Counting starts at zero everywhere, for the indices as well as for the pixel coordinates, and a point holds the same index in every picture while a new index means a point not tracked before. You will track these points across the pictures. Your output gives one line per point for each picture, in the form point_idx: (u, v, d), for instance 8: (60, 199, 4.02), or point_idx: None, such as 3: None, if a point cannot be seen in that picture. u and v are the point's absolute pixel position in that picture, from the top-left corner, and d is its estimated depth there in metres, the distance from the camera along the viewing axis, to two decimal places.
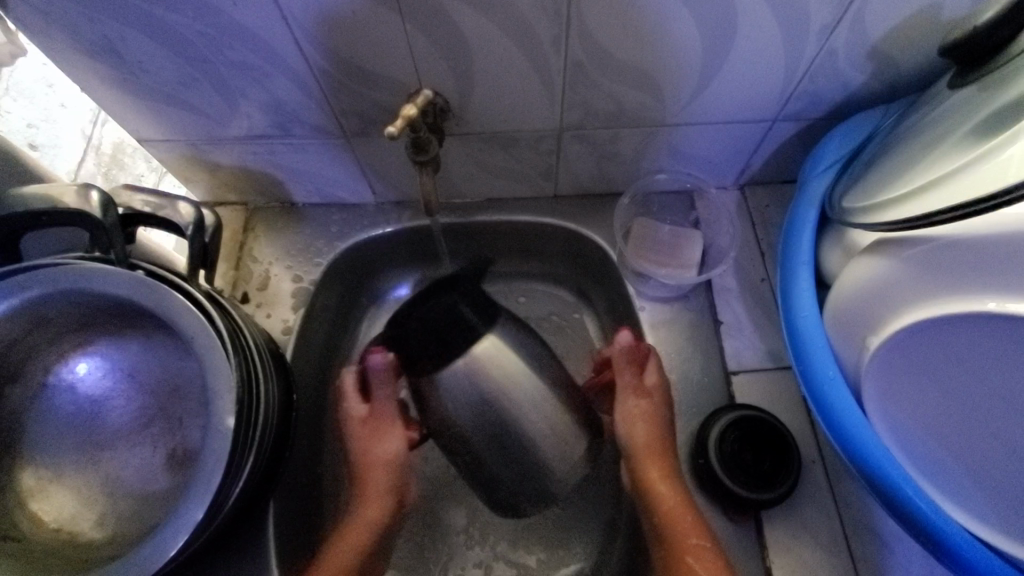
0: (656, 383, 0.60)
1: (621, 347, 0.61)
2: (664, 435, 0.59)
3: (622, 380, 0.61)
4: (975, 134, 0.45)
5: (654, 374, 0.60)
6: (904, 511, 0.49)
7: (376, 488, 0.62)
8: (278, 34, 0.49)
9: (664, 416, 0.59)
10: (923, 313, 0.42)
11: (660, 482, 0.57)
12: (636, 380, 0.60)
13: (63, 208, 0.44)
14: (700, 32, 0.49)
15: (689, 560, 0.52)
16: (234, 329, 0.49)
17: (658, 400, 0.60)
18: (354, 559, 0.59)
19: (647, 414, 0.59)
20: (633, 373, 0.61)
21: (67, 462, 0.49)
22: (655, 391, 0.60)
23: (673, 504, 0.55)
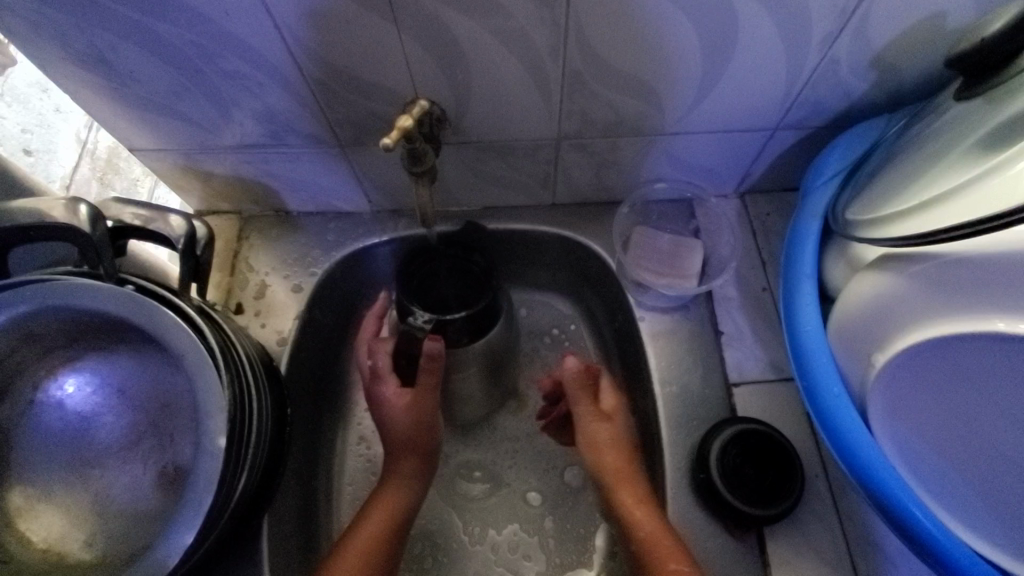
0: (612, 407, 0.63)
1: (573, 374, 0.63)
2: (628, 459, 0.59)
3: (580, 408, 0.62)
4: (980, 149, 0.44)
5: (609, 400, 0.63)
6: (911, 533, 0.48)
7: (409, 467, 0.62)
8: (271, 43, 0.48)
9: (625, 441, 0.61)
10: (932, 332, 0.42)
11: (637, 505, 0.55)
12: (593, 406, 0.62)
13: (50, 223, 0.43)
14: (699, 40, 0.48)
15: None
16: (226, 344, 0.48)
17: (617, 422, 0.62)
18: (382, 536, 0.57)
19: (610, 438, 0.60)
20: (589, 400, 0.63)
21: (55, 481, 0.48)
22: (613, 415, 0.62)
23: (653, 530, 0.53)
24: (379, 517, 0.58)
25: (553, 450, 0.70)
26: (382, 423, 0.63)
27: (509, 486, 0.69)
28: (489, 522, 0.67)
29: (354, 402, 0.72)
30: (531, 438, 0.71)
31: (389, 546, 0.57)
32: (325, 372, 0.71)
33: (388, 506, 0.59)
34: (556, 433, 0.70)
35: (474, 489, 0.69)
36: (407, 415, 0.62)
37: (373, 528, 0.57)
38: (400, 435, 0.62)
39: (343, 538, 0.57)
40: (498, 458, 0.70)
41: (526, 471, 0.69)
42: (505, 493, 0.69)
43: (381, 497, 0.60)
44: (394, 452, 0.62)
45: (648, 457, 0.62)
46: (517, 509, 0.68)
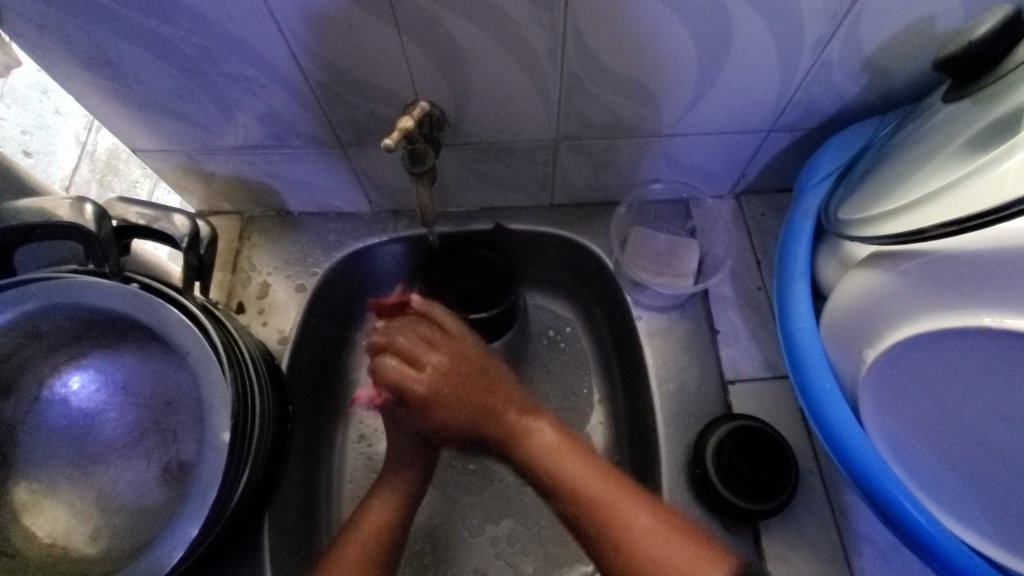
0: (435, 367, 0.60)
1: (392, 361, 0.61)
2: (489, 394, 0.61)
3: (414, 382, 0.60)
4: (968, 149, 0.45)
5: (422, 375, 0.60)
6: (902, 526, 0.49)
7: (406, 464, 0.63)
8: (275, 46, 0.49)
9: (475, 378, 0.61)
10: (923, 328, 0.43)
11: (558, 443, 0.58)
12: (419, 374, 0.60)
13: (57, 222, 0.44)
14: (695, 42, 0.49)
15: (644, 520, 0.51)
16: (229, 342, 0.49)
17: (452, 375, 0.60)
18: (385, 524, 0.59)
19: (461, 411, 0.60)
20: (412, 373, 0.60)
21: (60, 477, 0.49)
22: (447, 372, 0.60)
23: (574, 464, 0.56)
24: (377, 513, 0.59)
25: None
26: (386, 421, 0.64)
27: (503, 483, 0.69)
28: (485, 519, 0.68)
29: (353, 400, 0.73)
30: None
31: (393, 535, 0.59)
32: (324, 370, 0.71)
33: (390, 496, 0.61)
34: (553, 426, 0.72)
35: (468, 485, 0.70)
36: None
37: (373, 524, 0.58)
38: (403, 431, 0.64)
39: (346, 530, 0.58)
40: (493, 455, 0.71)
41: None
42: (499, 488, 0.69)
43: (381, 493, 0.61)
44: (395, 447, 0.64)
45: (645, 455, 0.63)
46: (512, 505, 0.68)
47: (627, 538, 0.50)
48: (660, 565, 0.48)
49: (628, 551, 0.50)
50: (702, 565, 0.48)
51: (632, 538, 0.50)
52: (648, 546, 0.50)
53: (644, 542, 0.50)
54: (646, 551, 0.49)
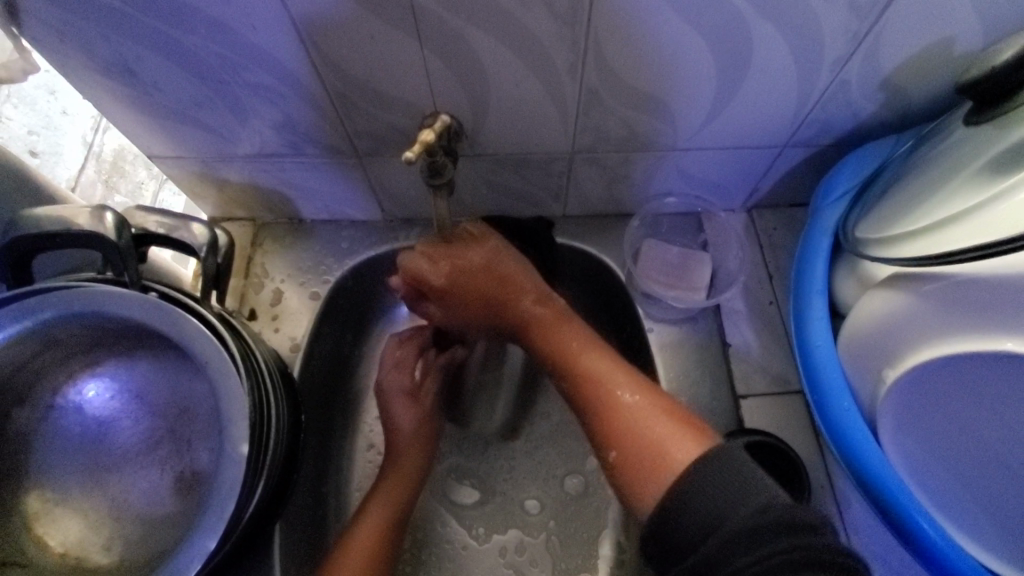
0: (451, 265, 0.60)
1: (420, 262, 0.59)
2: (501, 295, 0.60)
3: (426, 270, 0.60)
4: (987, 174, 0.45)
5: (449, 270, 0.60)
6: (918, 545, 0.49)
7: (401, 467, 0.63)
8: (295, 56, 0.49)
9: (496, 283, 0.60)
10: (945, 351, 0.43)
11: (563, 330, 0.59)
12: (446, 253, 0.59)
13: (77, 231, 0.44)
14: (716, 59, 0.49)
15: (628, 398, 0.52)
16: (246, 352, 0.49)
17: (474, 267, 0.60)
18: (380, 530, 0.59)
19: (472, 311, 0.62)
20: (430, 263, 0.60)
21: (73, 486, 0.48)
22: (463, 266, 0.60)
23: (575, 348, 0.57)
24: (380, 507, 0.60)
25: (553, 459, 0.70)
26: (386, 415, 0.65)
27: (503, 495, 0.69)
28: (491, 529, 0.68)
29: (363, 410, 0.72)
30: (529, 452, 0.71)
31: (386, 543, 0.58)
32: (333, 379, 0.71)
33: (394, 493, 0.61)
34: (557, 443, 0.71)
35: (466, 497, 0.69)
36: (413, 412, 0.65)
37: (372, 533, 0.58)
38: (406, 432, 0.64)
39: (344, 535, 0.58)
40: (493, 471, 0.70)
41: (522, 481, 0.69)
42: (500, 499, 0.69)
43: (381, 493, 0.61)
44: (395, 444, 0.64)
45: None
46: (518, 518, 0.68)
47: (609, 407, 0.52)
48: (637, 431, 0.49)
49: (609, 417, 0.52)
50: (682, 443, 0.47)
51: (613, 411, 0.52)
52: (627, 420, 0.50)
53: (624, 414, 0.51)
54: (624, 422, 0.51)
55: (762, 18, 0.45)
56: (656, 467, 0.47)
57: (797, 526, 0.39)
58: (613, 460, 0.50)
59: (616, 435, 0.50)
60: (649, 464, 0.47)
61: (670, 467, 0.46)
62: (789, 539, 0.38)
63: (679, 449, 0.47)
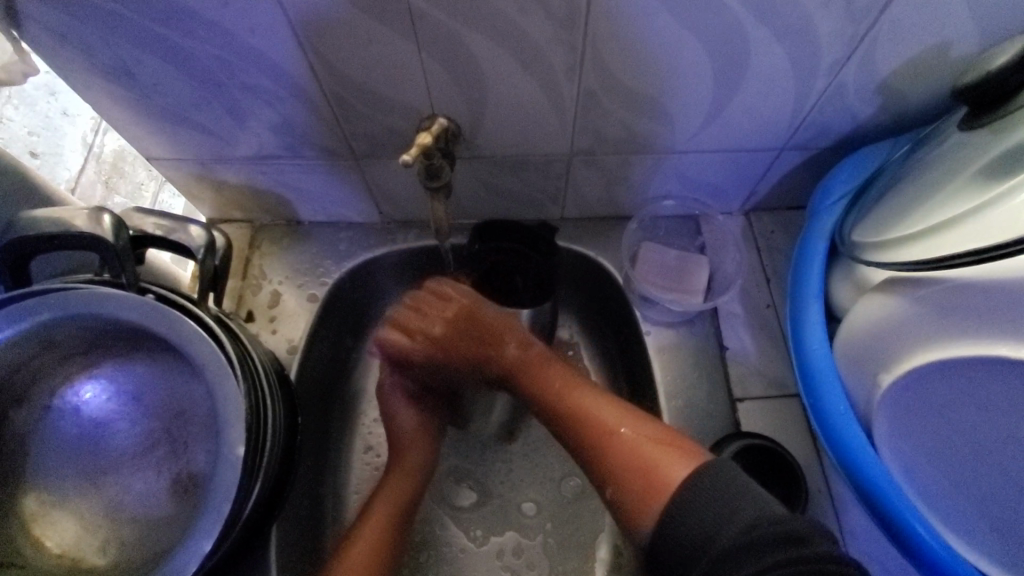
0: (424, 335, 0.67)
1: (393, 338, 0.67)
2: (483, 340, 0.66)
3: (409, 350, 0.67)
4: (984, 177, 0.45)
5: (421, 344, 0.67)
6: (913, 548, 0.49)
7: (404, 467, 0.63)
8: (293, 59, 0.49)
9: (473, 332, 0.66)
10: (939, 355, 0.43)
11: (546, 368, 0.62)
12: (419, 325, 0.67)
13: (75, 233, 0.44)
14: (713, 63, 0.50)
15: (622, 431, 0.53)
16: (243, 353, 0.49)
17: (456, 322, 0.66)
18: (383, 529, 0.59)
19: (457, 365, 0.68)
20: (406, 338, 0.67)
21: (69, 487, 0.48)
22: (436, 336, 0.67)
23: (563, 384, 0.60)
24: (382, 508, 0.60)
25: (550, 462, 0.70)
26: (388, 418, 0.66)
27: (500, 498, 0.69)
28: (488, 531, 0.68)
29: (361, 412, 0.72)
30: (526, 455, 0.71)
31: (390, 543, 0.58)
32: (331, 381, 0.71)
33: (397, 492, 0.61)
34: (554, 446, 0.71)
35: (463, 499, 0.69)
36: (413, 413, 0.66)
37: (376, 532, 0.58)
38: (409, 430, 0.65)
39: (347, 535, 0.58)
40: (490, 473, 0.70)
41: (519, 484, 0.69)
42: (497, 502, 0.69)
43: (384, 492, 0.61)
44: (397, 444, 0.64)
45: None
46: (513, 520, 0.68)
47: (601, 442, 0.53)
48: (631, 462, 0.50)
49: (603, 454, 0.53)
50: (672, 460, 0.48)
51: (608, 446, 0.53)
52: (620, 453, 0.51)
53: (618, 448, 0.52)
54: (619, 456, 0.51)
55: (759, 23, 0.46)
56: (652, 491, 0.47)
57: (788, 540, 0.39)
58: (610, 500, 0.51)
59: (612, 469, 0.51)
60: (646, 489, 0.48)
61: (667, 488, 0.46)
62: (779, 553, 0.39)
63: (674, 466, 0.48)
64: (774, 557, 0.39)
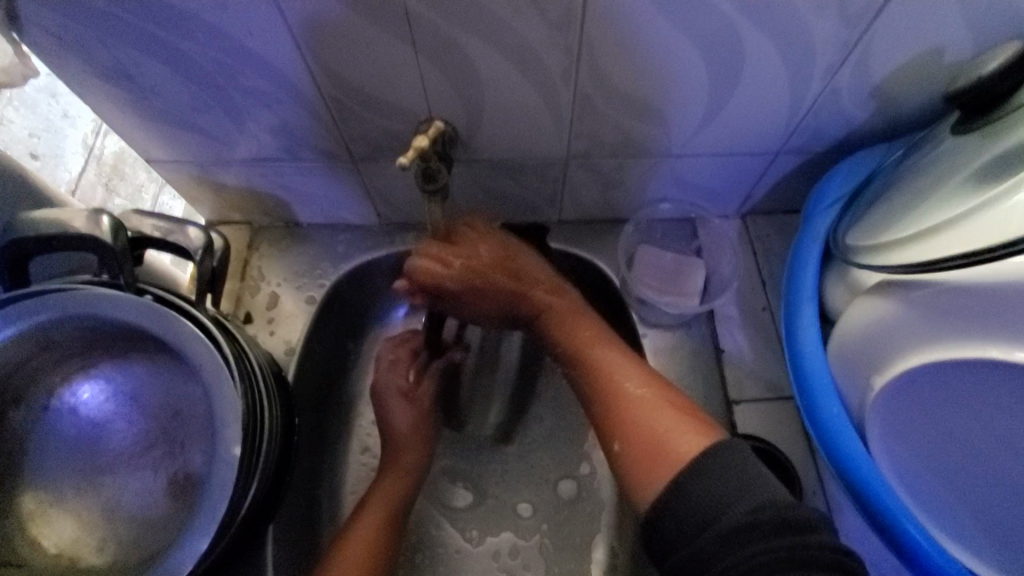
0: (464, 262, 0.61)
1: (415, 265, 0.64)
2: (513, 288, 0.61)
3: (439, 275, 0.61)
4: (976, 181, 0.46)
5: (456, 275, 0.61)
6: (906, 550, 0.49)
7: (398, 466, 0.63)
8: (292, 62, 0.50)
9: (500, 275, 0.61)
10: (930, 357, 0.43)
11: (573, 320, 0.60)
12: (454, 252, 0.61)
13: (75, 234, 0.44)
14: (708, 67, 0.50)
15: (628, 385, 0.53)
16: (240, 354, 0.49)
17: (489, 260, 0.61)
18: (375, 527, 0.58)
19: (492, 304, 0.63)
20: (441, 265, 0.61)
21: (66, 487, 0.49)
22: (476, 265, 0.61)
23: (575, 337, 0.58)
24: (375, 507, 0.59)
25: (547, 463, 0.71)
26: (382, 416, 0.65)
27: (496, 499, 0.69)
28: (484, 532, 0.68)
29: (358, 413, 0.72)
30: (523, 456, 0.71)
31: (384, 543, 0.58)
32: (328, 383, 0.71)
33: (392, 491, 0.61)
34: (551, 448, 0.71)
35: (459, 500, 0.69)
36: (408, 412, 0.65)
37: (371, 530, 0.58)
38: (402, 428, 0.64)
39: (340, 535, 0.58)
40: (486, 475, 0.70)
41: (515, 485, 0.70)
42: (493, 503, 0.69)
43: (378, 492, 0.61)
44: (392, 442, 0.64)
45: None
46: (509, 521, 0.68)
47: (616, 398, 0.52)
48: (644, 423, 0.49)
49: (613, 406, 0.52)
50: (687, 434, 0.47)
51: (617, 396, 0.52)
52: (629, 406, 0.51)
53: (625, 402, 0.52)
54: (625, 409, 0.51)
55: (753, 27, 0.46)
56: (659, 459, 0.47)
57: (793, 528, 0.39)
58: (614, 453, 0.51)
59: (619, 424, 0.51)
60: (655, 453, 0.47)
61: (673, 460, 0.46)
62: (783, 540, 0.39)
63: (686, 441, 0.47)
64: (773, 542, 0.39)
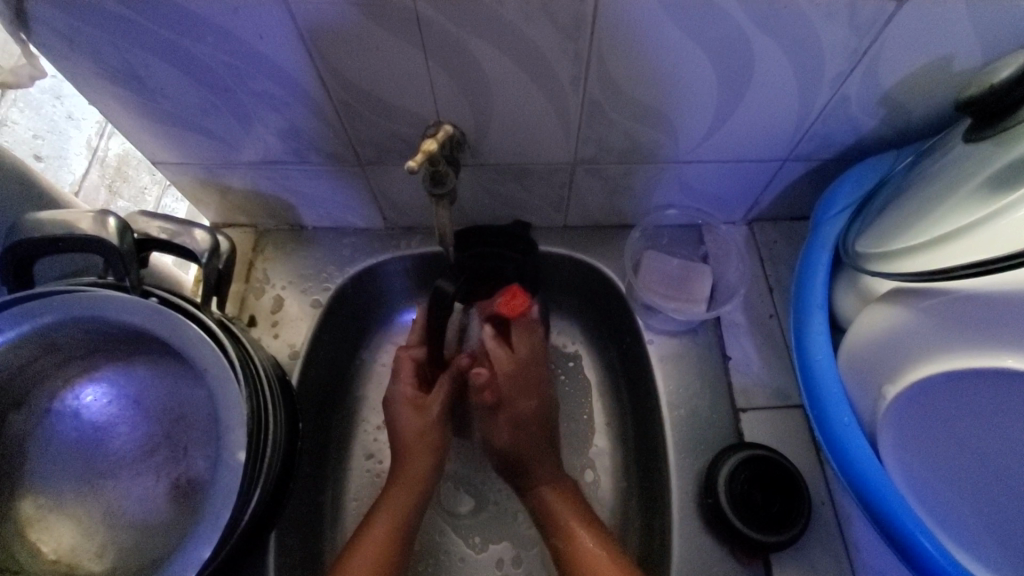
0: (541, 401, 0.65)
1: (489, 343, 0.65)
2: (537, 444, 0.64)
3: (518, 388, 0.64)
4: (989, 189, 0.45)
5: (519, 391, 0.64)
6: (919, 563, 0.49)
7: (407, 476, 0.62)
8: (301, 65, 0.50)
9: (539, 426, 0.65)
10: (944, 367, 0.43)
11: (563, 490, 0.62)
12: (533, 374, 0.66)
13: (80, 235, 0.44)
14: (716, 73, 0.50)
15: (590, 543, 0.57)
16: (245, 357, 0.49)
17: (543, 405, 0.66)
18: (385, 538, 0.58)
19: (514, 444, 0.64)
20: (527, 382, 0.65)
21: (66, 491, 0.48)
22: (541, 412, 0.65)
23: (556, 502, 0.60)
24: (385, 517, 0.59)
25: None
26: (389, 419, 0.66)
27: (499, 505, 0.69)
28: (488, 539, 0.67)
29: (362, 418, 0.72)
30: None
31: (394, 553, 0.57)
32: (332, 385, 0.71)
33: (403, 497, 0.61)
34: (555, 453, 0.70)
35: (463, 507, 0.69)
36: (415, 418, 0.65)
37: (379, 539, 0.57)
38: (411, 433, 0.64)
39: (348, 542, 0.57)
40: (490, 481, 0.70)
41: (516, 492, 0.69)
42: (496, 509, 0.68)
43: (387, 499, 0.60)
44: (401, 448, 0.64)
45: (654, 482, 0.63)
46: (513, 528, 0.67)
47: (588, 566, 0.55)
48: None
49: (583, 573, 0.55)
50: None
51: (580, 556, 0.56)
52: (592, 570, 0.54)
53: (589, 561, 0.55)
54: (589, 570, 0.55)
55: (762, 33, 0.46)
56: None
57: None
58: None
59: None
60: None
61: None
62: None
63: None
64: None
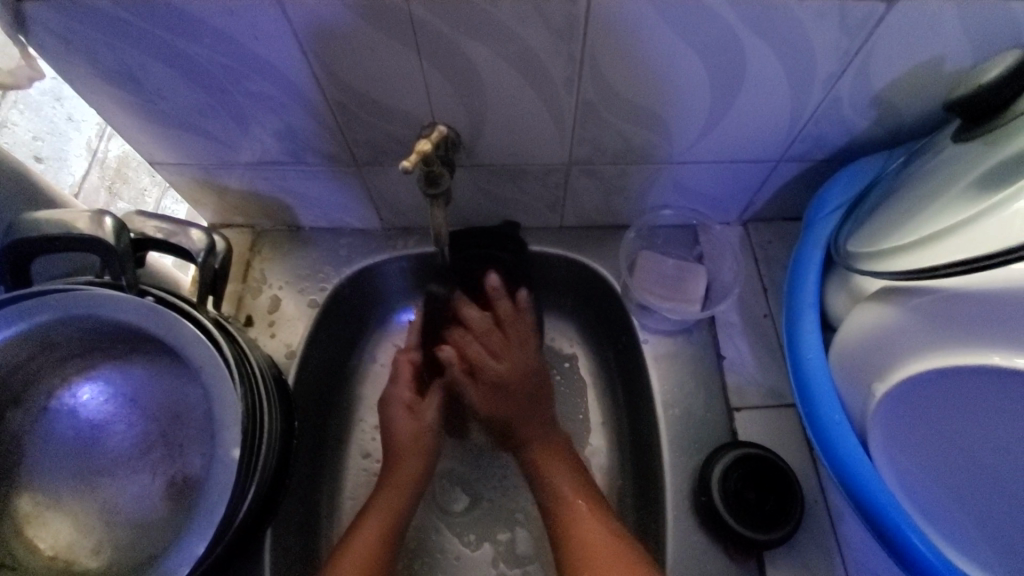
0: (516, 364, 0.67)
1: (477, 315, 0.67)
2: (523, 406, 0.66)
3: (491, 354, 0.66)
4: (977, 189, 0.46)
5: (490, 352, 0.67)
6: (910, 560, 0.49)
7: (402, 474, 0.63)
8: (297, 66, 0.50)
9: (523, 385, 0.66)
10: (931, 365, 0.43)
11: (555, 452, 0.63)
12: (503, 338, 0.67)
13: (77, 234, 0.44)
14: (709, 74, 0.50)
15: (580, 502, 0.58)
16: (241, 356, 0.49)
17: (524, 369, 0.67)
18: (380, 535, 0.58)
19: (500, 409, 0.66)
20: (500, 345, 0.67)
21: (63, 488, 0.48)
22: (522, 374, 0.67)
23: (546, 461, 0.62)
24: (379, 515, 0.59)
25: None
26: (383, 423, 0.67)
27: (495, 504, 0.69)
28: (483, 537, 0.67)
29: (358, 417, 0.72)
30: None
31: (389, 546, 0.58)
32: (328, 384, 0.71)
33: (396, 496, 0.61)
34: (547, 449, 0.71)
35: (458, 505, 0.69)
36: (410, 422, 0.66)
37: (374, 537, 0.58)
38: (406, 437, 0.65)
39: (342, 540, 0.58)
40: (486, 480, 0.70)
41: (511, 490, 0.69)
42: (492, 508, 0.69)
43: (381, 497, 0.61)
44: (394, 449, 0.64)
45: (649, 481, 0.63)
46: (508, 527, 0.68)
47: (575, 521, 0.57)
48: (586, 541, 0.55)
49: (569, 528, 0.57)
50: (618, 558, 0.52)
51: (570, 509, 0.58)
52: (579, 522, 0.57)
53: (577, 514, 0.58)
54: (576, 526, 0.57)
55: (753, 34, 0.46)
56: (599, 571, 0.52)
57: None
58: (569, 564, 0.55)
59: (572, 537, 0.56)
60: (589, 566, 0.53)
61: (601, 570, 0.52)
62: None
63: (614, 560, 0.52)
64: None
